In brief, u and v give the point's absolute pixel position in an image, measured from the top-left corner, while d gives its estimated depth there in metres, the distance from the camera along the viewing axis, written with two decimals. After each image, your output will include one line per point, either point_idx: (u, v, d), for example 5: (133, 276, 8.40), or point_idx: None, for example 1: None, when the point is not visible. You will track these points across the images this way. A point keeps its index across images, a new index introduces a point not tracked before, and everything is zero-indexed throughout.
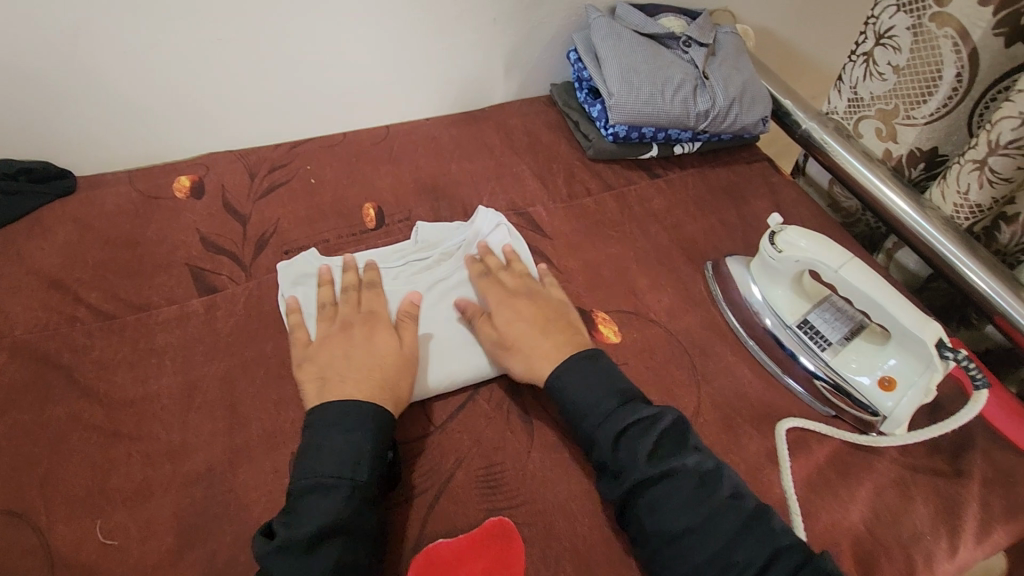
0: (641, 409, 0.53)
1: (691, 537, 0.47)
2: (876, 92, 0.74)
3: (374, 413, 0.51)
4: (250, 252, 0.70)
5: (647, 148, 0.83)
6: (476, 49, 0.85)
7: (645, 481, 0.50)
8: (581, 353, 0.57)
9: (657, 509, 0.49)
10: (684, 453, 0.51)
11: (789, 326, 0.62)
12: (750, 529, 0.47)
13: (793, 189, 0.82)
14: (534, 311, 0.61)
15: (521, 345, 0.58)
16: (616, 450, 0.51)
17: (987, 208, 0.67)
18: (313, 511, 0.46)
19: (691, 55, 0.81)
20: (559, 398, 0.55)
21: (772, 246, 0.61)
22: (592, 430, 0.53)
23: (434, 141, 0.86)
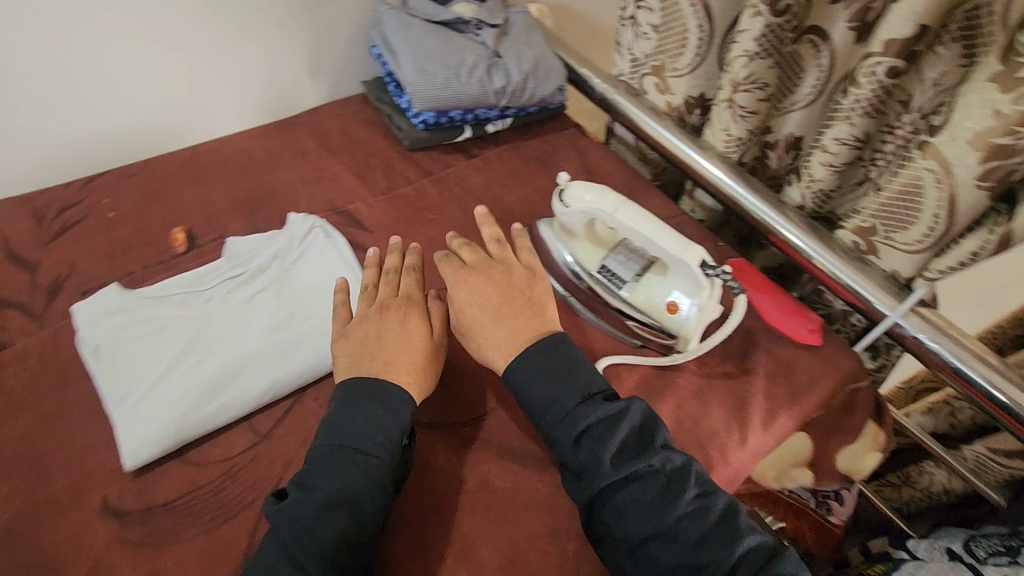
0: (602, 406, 0.53)
1: (657, 542, 0.48)
2: (646, 50, 0.81)
3: (400, 395, 0.53)
4: (43, 299, 0.65)
5: (460, 131, 0.86)
6: (274, 55, 0.84)
7: (610, 485, 0.50)
8: (537, 346, 0.56)
9: (623, 514, 0.49)
10: (650, 454, 0.51)
11: (593, 274, 0.67)
12: (725, 529, 0.49)
13: (600, 149, 0.89)
14: (499, 294, 0.60)
15: (477, 334, 0.58)
16: (578, 452, 0.52)
17: (748, 140, 0.75)
18: (328, 478, 0.48)
19: (482, 37, 0.85)
20: (515, 390, 0.56)
21: (561, 203, 0.65)
22: (550, 428, 0.53)
23: (246, 154, 0.84)
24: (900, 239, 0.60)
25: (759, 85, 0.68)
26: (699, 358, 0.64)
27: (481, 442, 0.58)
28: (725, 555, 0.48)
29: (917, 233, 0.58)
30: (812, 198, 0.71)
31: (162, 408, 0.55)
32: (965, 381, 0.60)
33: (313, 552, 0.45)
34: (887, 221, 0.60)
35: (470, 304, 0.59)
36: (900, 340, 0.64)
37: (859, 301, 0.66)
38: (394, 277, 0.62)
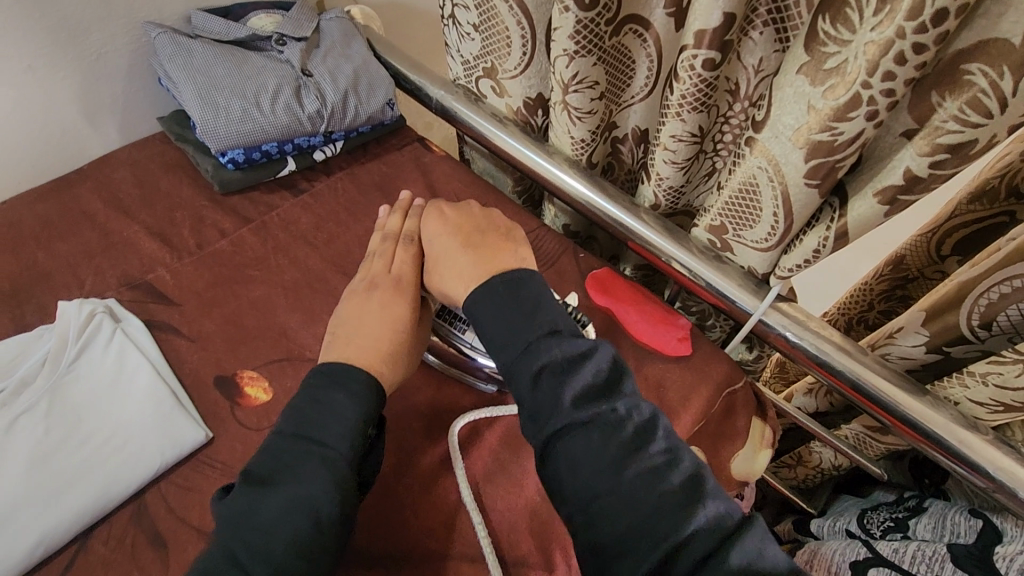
0: (570, 342, 0.48)
1: (612, 496, 0.42)
2: (473, 51, 0.73)
3: (365, 380, 0.49)
4: None
5: (282, 164, 0.74)
6: (28, 102, 0.69)
7: (567, 425, 0.44)
8: (505, 278, 0.51)
9: (577, 461, 0.43)
10: (614, 399, 0.46)
11: (435, 321, 0.59)
12: (688, 495, 0.42)
13: (445, 163, 0.79)
14: (467, 230, 0.58)
15: (443, 265, 0.56)
16: (536, 387, 0.46)
17: (592, 140, 0.69)
18: (285, 477, 0.44)
19: (286, 54, 0.73)
20: (475, 325, 0.51)
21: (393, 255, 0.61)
22: (510, 364, 0.48)
23: (13, 226, 0.68)
24: (749, 236, 0.56)
25: (589, 85, 0.62)
26: None
27: None
28: (680, 523, 0.40)
29: (762, 232, 0.54)
30: (666, 196, 0.67)
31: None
32: (829, 372, 0.58)
33: (260, 559, 0.40)
34: (734, 219, 0.57)
35: (440, 243, 0.58)
36: (765, 337, 0.61)
37: (724, 303, 0.62)
38: (389, 250, 0.60)
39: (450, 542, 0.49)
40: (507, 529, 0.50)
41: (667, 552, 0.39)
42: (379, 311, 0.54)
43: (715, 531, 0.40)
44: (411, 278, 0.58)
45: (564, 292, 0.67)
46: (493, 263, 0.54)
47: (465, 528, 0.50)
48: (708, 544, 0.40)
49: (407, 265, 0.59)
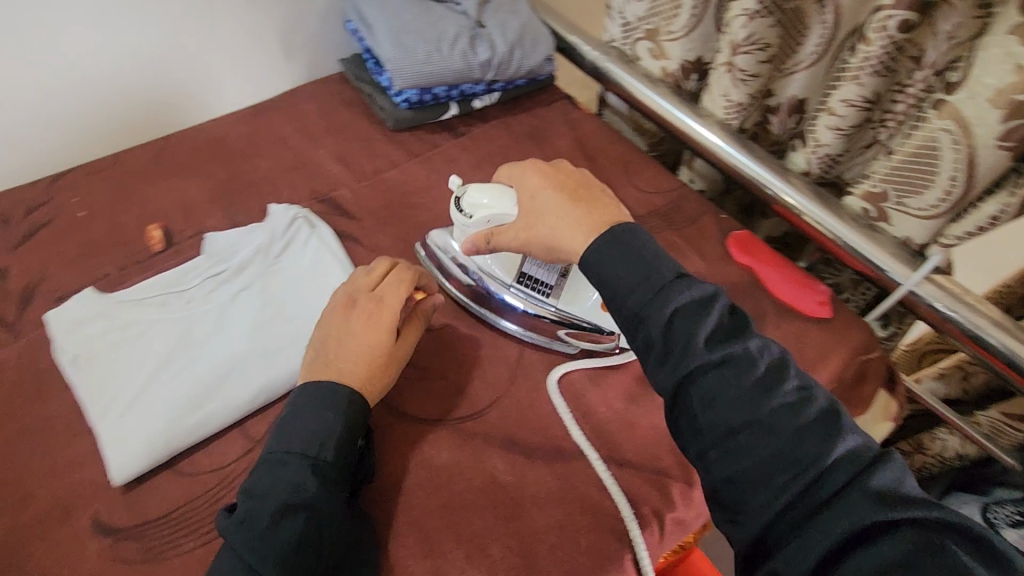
0: (696, 287, 0.47)
1: (749, 433, 0.42)
2: (638, 13, 0.77)
3: (350, 397, 0.50)
4: (14, 309, 0.62)
5: (446, 108, 0.81)
6: (245, 35, 0.79)
7: (700, 368, 0.44)
8: (623, 226, 0.50)
9: (712, 401, 0.43)
10: (742, 340, 0.45)
11: (510, 287, 0.62)
12: (824, 428, 0.42)
13: (593, 121, 0.84)
14: (568, 186, 0.55)
15: (546, 217, 0.54)
16: (668, 332, 0.45)
17: (749, 104, 0.72)
18: (276, 487, 0.46)
19: (463, 6, 0.79)
20: (594, 274, 0.50)
21: (464, 215, 0.60)
22: (637, 311, 0.47)
23: (222, 142, 0.79)
24: (914, 204, 0.60)
25: (759, 47, 0.65)
26: None
27: (484, 435, 0.55)
28: (819, 452, 0.41)
29: (935, 196, 0.57)
30: (819, 164, 0.69)
31: (134, 424, 0.53)
32: (983, 348, 0.58)
33: (269, 561, 0.43)
34: (901, 186, 0.60)
35: (539, 193, 0.56)
36: (913, 308, 0.62)
37: (870, 271, 0.63)
38: (383, 267, 0.58)
39: (598, 449, 0.55)
40: (649, 445, 0.55)
41: (807, 481, 0.40)
42: (362, 334, 0.53)
43: (859, 459, 0.40)
44: (392, 303, 0.55)
45: (705, 246, 0.69)
46: (590, 225, 0.52)
47: (611, 438, 0.56)
48: (848, 471, 0.40)
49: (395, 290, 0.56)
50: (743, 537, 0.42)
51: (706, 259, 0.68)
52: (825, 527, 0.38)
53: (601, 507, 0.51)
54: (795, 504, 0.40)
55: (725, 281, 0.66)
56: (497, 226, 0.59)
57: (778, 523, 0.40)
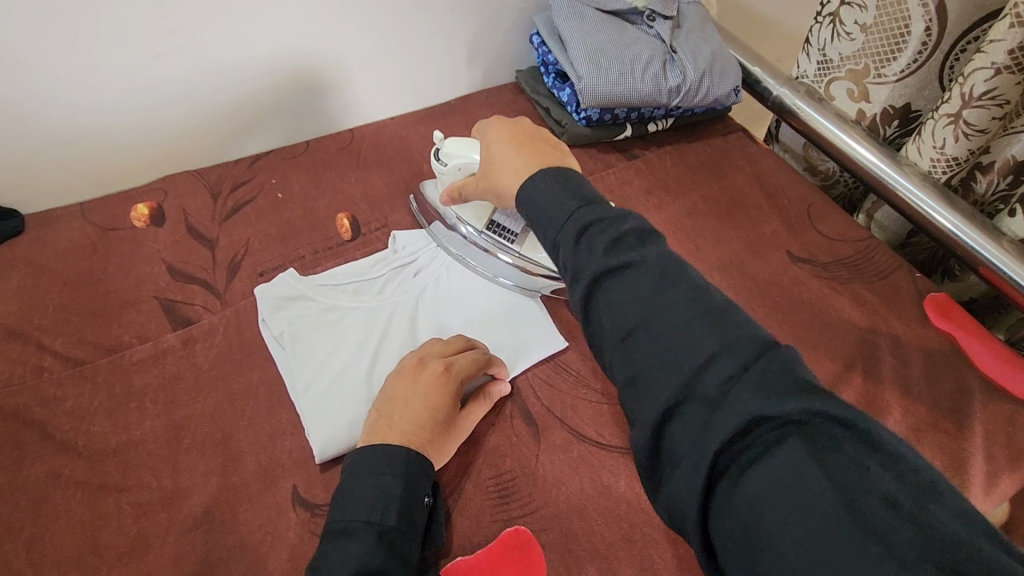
0: (601, 210, 0.45)
1: (645, 331, 0.39)
2: (845, 52, 0.75)
3: (407, 457, 0.49)
4: (223, 277, 0.67)
5: (621, 129, 0.81)
6: (440, 42, 0.82)
7: (599, 274, 0.41)
8: (552, 168, 0.50)
9: (610, 304, 0.41)
10: (646, 249, 0.43)
11: (482, 232, 0.67)
12: (718, 320, 0.37)
13: (771, 158, 0.81)
14: (521, 135, 0.57)
15: (500, 165, 0.56)
16: (574, 250, 0.44)
17: (963, 160, 0.68)
18: (343, 558, 0.43)
19: (656, 29, 0.78)
20: (526, 205, 0.49)
21: (440, 163, 0.66)
22: (553, 235, 0.46)
23: (403, 140, 0.83)
24: None
25: (998, 102, 0.61)
26: (899, 405, 0.59)
27: None
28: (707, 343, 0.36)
29: None
30: None
31: (330, 424, 0.55)
32: None
33: None
34: None
35: (495, 143, 0.58)
36: None
37: None
38: (456, 342, 0.58)
39: None
40: None
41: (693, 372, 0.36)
42: (423, 399, 0.52)
43: (752, 347, 0.35)
44: (463, 373, 0.55)
45: (900, 306, 0.66)
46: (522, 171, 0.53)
47: None
48: (735, 362, 0.35)
49: (467, 365, 0.56)
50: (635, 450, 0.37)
51: (900, 319, 0.65)
52: (709, 425, 0.33)
53: None
54: (684, 404, 0.35)
55: (922, 345, 0.63)
56: (468, 173, 0.64)
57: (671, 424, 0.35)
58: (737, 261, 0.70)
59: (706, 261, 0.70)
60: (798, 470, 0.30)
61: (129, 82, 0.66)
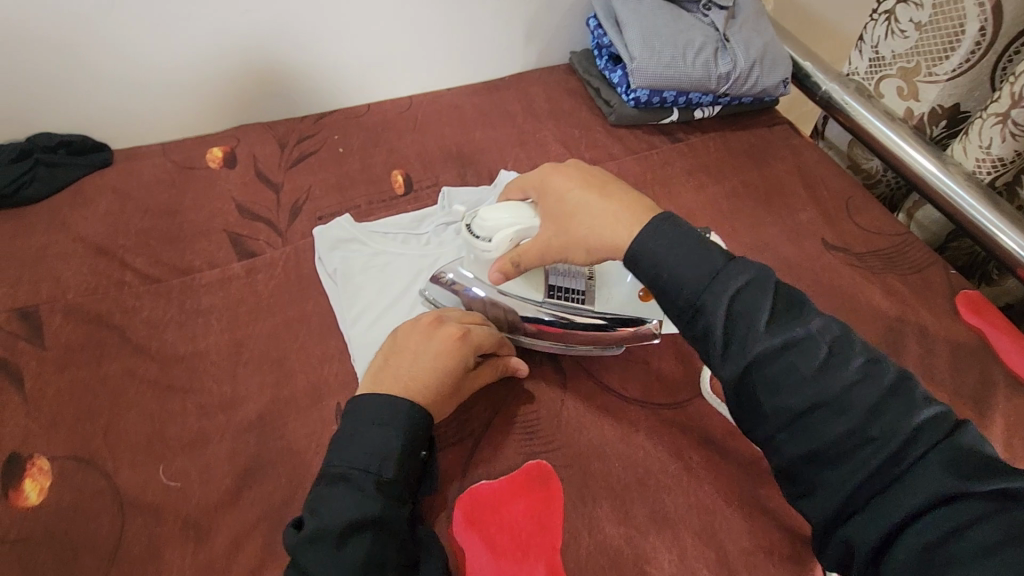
0: (747, 269, 0.45)
1: (819, 411, 0.41)
2: (898, 50, 0.76)
3: (410, 412, 0.49)
4: (286, 218, 0.72)
5: (667, 113, 0.83)
6: (501, 18, 0.86)
7: (767, 351, 0.42)
8: (668, 221, 0.48)
9: (777, 382, 0.42)
10: (805, 319, 0.44)
11: (544, 303, 0.59)
12: (898, 399, 0.41)
13: (815, 151, 0.83)
14: (591, 180, 0.54)
15: (583, 217, 0.52)
16: (731, 320, 0.44)
17: (1009, 161, 0.68)
18: (340, 503, 0.44)
19: (711, 18, 0.81)
20: (652, 265, 0.47)
21: (482, 241, 0.56)
22: (696, 298, 0.45)
23: (458, 109, 0.87)
24: None
25: None
26: None
27: (683, 426, 0.57)
28: (892, 427, 0.40)
29: None
30: None
31: (371, 346, 0.59)
32: None
33: None
34: None
35: (570, 195, 0.54)
36: None
37: None
38: (469, 315, 0.58)
39: None
40: None
41: (881, 455, 0.39)
42: (431, 359, 0.52)
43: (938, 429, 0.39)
44: (474, 339, 0.54)
45: (931, 299, 0.68)
46: (627, 222, 0.50)
47: None
48: (926, 442, 0.39)
49: (476, 332, 0.55)
50: (816, 517, 0.41)
51: (930, 311, 0.66)
52: (900, 495, 0.38)
53: (792, 524, 0.52)
54: (877, 478, 0.39)
55: (949, 338, 0.64)
56: (522, 240, 0.56)
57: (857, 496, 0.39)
58: (771, 245, 0.72)
59: (742, 242, 0.72)
60: (998, 536, 0.34)
61: (218, 33, 0.73)
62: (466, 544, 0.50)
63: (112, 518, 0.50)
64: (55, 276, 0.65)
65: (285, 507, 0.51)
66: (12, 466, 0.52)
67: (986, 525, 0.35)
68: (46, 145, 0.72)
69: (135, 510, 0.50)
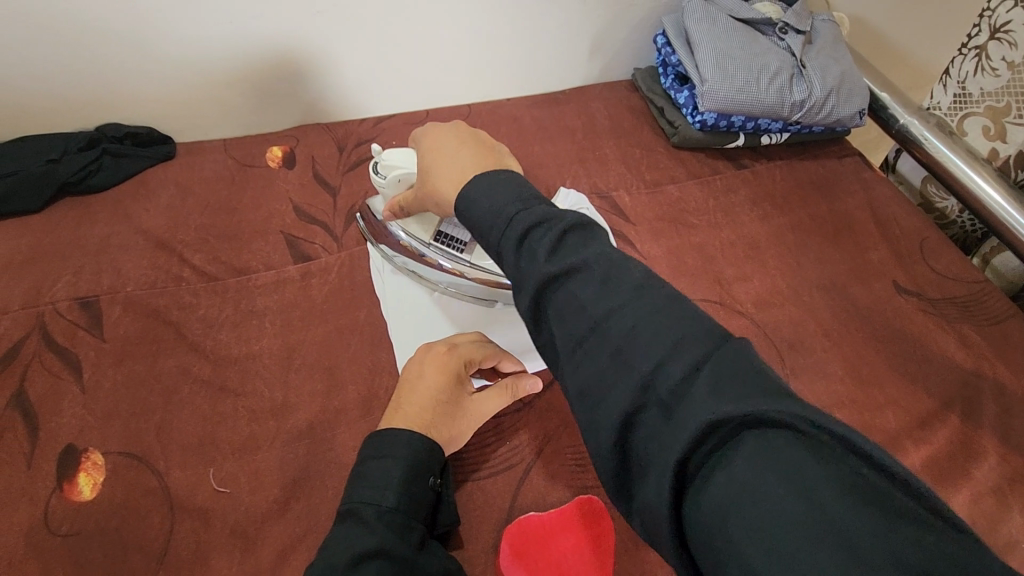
0: (543, 210, 0.42)
1: (592, 339, 0.36)
2: (987, 87, 0.74)
3: (410, 440, 0.48)
4: (341, 223, 0.72)
5: (734, 137, 0.80)
6: (566, 31, 0.85)
7: (545, 283, 0.38)
8: (484, 173, 0.46)
9: (558, 313, 0.38)
10: (590, 250, 0.39)
11: (430, 245, 0.64)
12: (668, 320, 0.34)
13: (887, 187, 0.79)
14: (459, 137, 0.53)
15: (437, 172, 0.51)
16: (518, 259, 0.40)
17: None
18: (347, 537, 0.43)
19: (787, 42, 0.78)
20: (464, 214, 0.45)
21: (380, 177, 0.61)
22: (494, 243, 0.42)
23: (517, 120, 0.86)
24: None
25: None
26: (998, 454, 0.57)
27: None
28: (654, 350, 0.33)
29: None
30: None
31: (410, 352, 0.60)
32: None
33: None
34: None
35: (432, 151, 0.53)
36: None
37: None
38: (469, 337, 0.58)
39: None
40: None
41: (642, 382, 0.33)
42: (430, 382, 0.52)
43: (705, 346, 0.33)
44: (473, 360, 0.54)
45: (1010, 354, 0.64)
46: (455, 175, 0.49)
47: None
48: (690, 361, 0.32)
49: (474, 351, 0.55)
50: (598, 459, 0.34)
51: (1009, 368, 0.63)
52: (669, 436, 0.30)
53: None
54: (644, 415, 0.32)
55: None
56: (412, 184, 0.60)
57: (622, 427, 0.33)
58: (838, 283, 0.69)
59: (807, 279, 0.69)
60: (785, 481, 0.27)
61: (289, 35, 0.73)
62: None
63: (160, 518, 0.50)
64: (117, 267, 0.65)
65: (330, 522, 0.51)
66: (68, 457, 0.52)
67: (763, 477, 0.27)
68: (113, 135, 0.73)
69: (183, 513, 0.50)
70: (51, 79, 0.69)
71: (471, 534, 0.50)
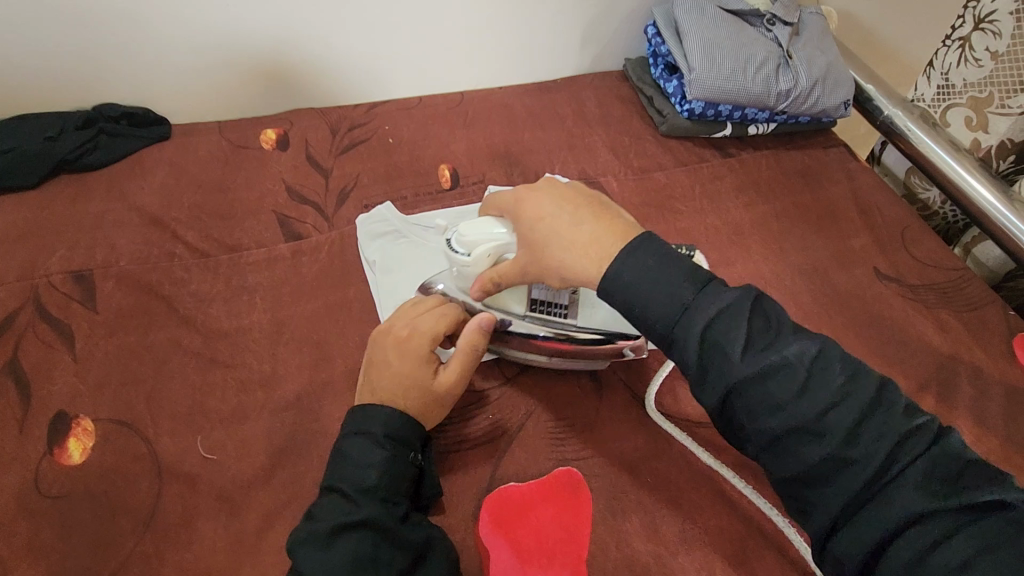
0: (721, 293, 0.43)
1: (796, 434, 0.40)
2: (970, 79, 0.75)
3: (387, 417, 0.49)
4: (333, 204, 0.73)
5: (721, 126, 0.82)
6: (560, 21, 0.86)
7: (745, 380, 0.40)
8: (631, 247, 0.45)
9: (753, 407, 0.40)
10: (783, 340, 0.41)
11: (526, 317, 0.55)
12: (879, 415, 0.39)
13: (872, 177, 0.81)
14: (561, 196, 0.50)
15: (556, 242, 0.48)
16: (703, 353, 0.42)
17: None
18: (332, 506, 0.45)
19: (775, 33, 0.79)
20: (624, 296, 0.45)
21: (460, 254, 0.52)
22: (670, 330, 0.43)
23: (509, 108, 0.87)
24: None
25: None
26: (971, 433, 0.58)
27: (712, 445, 0.57)
28: (874, 447, 0.38)
29: None
30: None
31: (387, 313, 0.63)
32: None
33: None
34: None
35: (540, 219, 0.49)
36: None
37: None
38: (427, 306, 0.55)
39: None
40: None
41: (862, 476, 0.38)
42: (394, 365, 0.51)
43: (924, 440, 0.39)
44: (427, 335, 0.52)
45: (986, 338, 0.65)
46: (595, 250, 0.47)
47: None
48: (908, 455, 0.38)
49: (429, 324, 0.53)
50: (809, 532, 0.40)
51: (984, 352, 0.64)
52: (881, 515, 0.37)
53: None
54: (863, 497, 0.38)
55: (1004, 380, 0.62)
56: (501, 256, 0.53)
57: (837, 509, 0.39)
58: (820, 269, 0.70)
59: (790, 264, 0.70)
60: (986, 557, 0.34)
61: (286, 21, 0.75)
62: (491, 541, 0.49)
63: (149, 483, 0.51)
64: (111, 242, 0.66)
65: (315, 489, 0.52)
66: (59, 423, 0.53)
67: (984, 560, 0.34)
68: (109, 115, 0.74)
69: (172, 478, 0.51)
70: (51, 58, 0.70)
71: (453, 502, 0.51)
